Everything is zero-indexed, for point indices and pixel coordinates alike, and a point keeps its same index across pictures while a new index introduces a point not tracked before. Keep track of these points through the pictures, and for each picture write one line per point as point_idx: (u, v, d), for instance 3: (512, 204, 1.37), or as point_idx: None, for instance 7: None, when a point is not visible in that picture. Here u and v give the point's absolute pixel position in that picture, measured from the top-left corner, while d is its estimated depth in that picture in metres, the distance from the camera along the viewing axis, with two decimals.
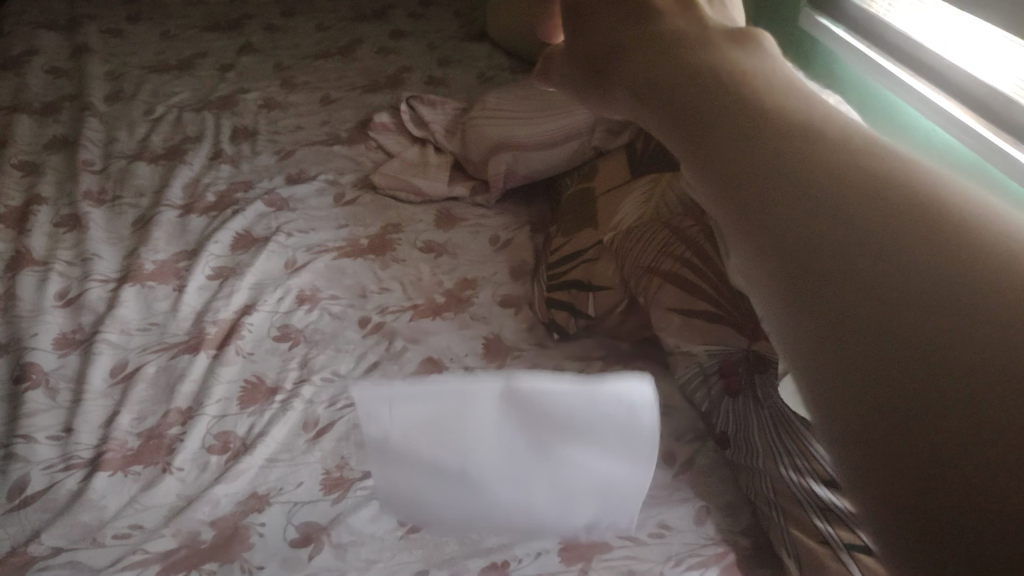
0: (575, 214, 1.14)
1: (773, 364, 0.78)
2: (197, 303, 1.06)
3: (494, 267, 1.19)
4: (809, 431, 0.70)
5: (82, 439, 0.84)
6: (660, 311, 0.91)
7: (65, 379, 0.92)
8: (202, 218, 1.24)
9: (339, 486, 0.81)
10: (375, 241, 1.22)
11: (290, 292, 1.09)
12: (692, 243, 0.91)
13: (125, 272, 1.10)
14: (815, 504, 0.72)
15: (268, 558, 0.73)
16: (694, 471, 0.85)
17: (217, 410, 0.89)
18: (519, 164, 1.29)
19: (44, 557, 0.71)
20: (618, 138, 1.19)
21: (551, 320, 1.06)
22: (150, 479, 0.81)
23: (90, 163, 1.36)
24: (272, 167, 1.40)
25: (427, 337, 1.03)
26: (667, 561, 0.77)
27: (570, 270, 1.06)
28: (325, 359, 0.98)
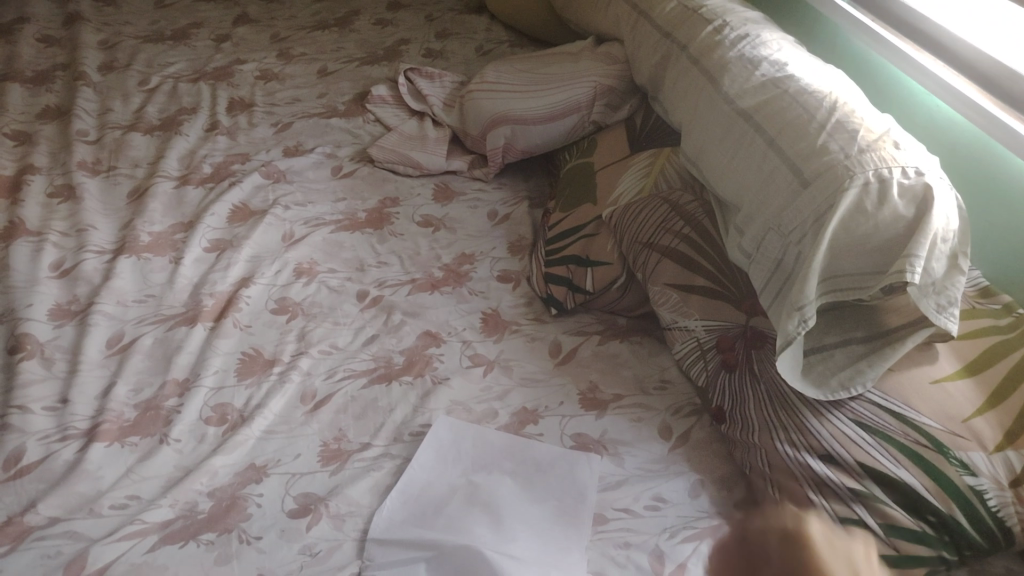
0: (574, 188, 1.13)
1: (770, 338, 0.82)
2: (194, 275, 1.05)
3: (493, 242, 1.18)
4: (808, 409, 0.76)
5: (79, 410, 0.84)
6: (659, 287, 0.93)
7: (60, 350, 0.92)
8: (199, 190, 1.23)
9: (338, 457, 0.82)
10: (373, 215, 1.22)
11: (287, 266, 1.09)
12: (693, 220, 0.94)
13: (121, 243, 1.09)
14: (811, 479, 0.73)
15: (266, 529, 0.73)
16: (691, 445, 0.86)
17: (215, 382, 0.89)
18: (518, 138, 1.28)
19: (41, 527, 0.71)
20: (617, 112, 1.22)
21: (548, 296, 1.05)
22: (147, 450, 0.80)
23: (85, 133, 1.35)
24: (269, 140, 1.38)
25: (425, 310, 1.03)
26: (663, 533, 0.76)
27: (569, 245, 1.05)
28: (323, 331, 0.98)
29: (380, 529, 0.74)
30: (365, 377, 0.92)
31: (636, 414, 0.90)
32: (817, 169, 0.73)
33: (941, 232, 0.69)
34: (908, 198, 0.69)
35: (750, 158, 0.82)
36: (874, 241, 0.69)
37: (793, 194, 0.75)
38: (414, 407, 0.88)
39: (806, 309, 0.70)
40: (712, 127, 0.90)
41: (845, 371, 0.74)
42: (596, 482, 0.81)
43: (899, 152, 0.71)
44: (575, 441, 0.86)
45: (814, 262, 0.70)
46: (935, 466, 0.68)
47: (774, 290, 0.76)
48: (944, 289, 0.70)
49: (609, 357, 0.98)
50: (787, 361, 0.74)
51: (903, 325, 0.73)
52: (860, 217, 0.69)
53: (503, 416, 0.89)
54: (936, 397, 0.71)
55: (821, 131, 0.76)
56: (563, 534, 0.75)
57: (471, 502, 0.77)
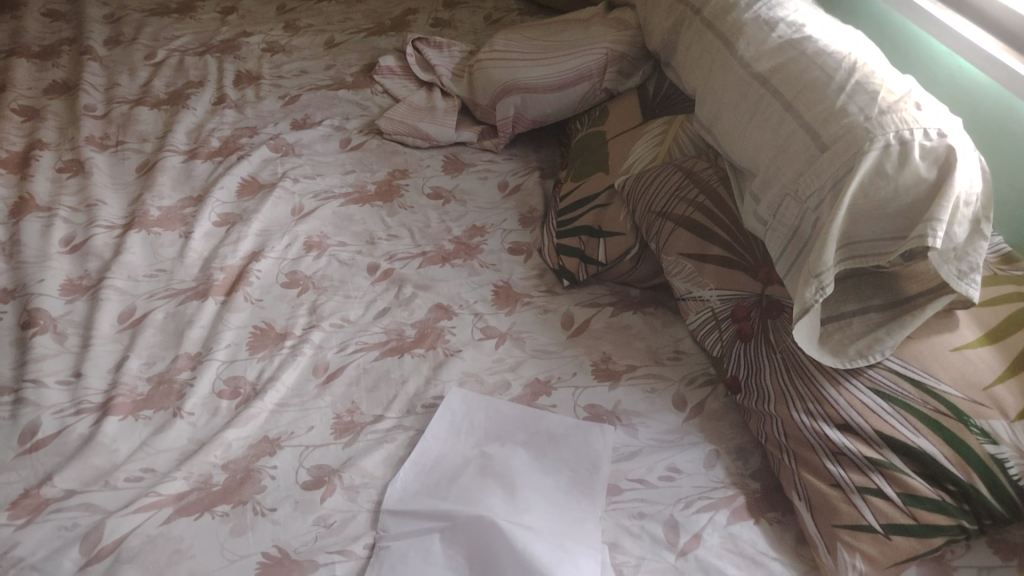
0: (586, 158, 1.11)
1: (787, 308, 0.81)
2: (204, 249, 1.05)
3: (503, 214, 1.17)
4: (826, 377, 0.74)
5: (92, 384, 0.84)
6: (673, 257, 0.92)
7: (73, 325, 0.92)
8: (207, 163, 1.22)
9: (351, 429, 0.82)
10: (382, 187, 1.21)
11: (297, 239, 1.08)
12: (706, 187, 0.93)
13: (130, 217, 1.09)
14: (828, 449, 0.72)
15: (281, 500, 0.74)
16: (705, 415, 0.86)
17: (227, 355, 0.89)
18: (528, 107, 1.26)
19: (57, 499, 0.72)
20: (629, 79, 1.20)
21: (560, 268, 1.04)
22: (161, 423, 0.80)
23: (92, 108, 1.34)
24: (277, 113, 1.37)
25: (435, 284, 1.02)
26: (677, 503, 0.76)
27: (581, 215, 1.04)
28: (334, 305, 0.98)
29: (394, 500, 0.74)
30: (377, 350, 0.91)
31: (650, 384, 0.89)
32: (835, 133, 0.72)
33: (963, 197, 0.67)
34: (930, 161, 0.67)
35: (766, 122, 0.80)
36: (895, 205, 0.68)
37: (810, 159, 0.73)
38: (427, 379, 0.88)
39: (823, 276, 0.69)
40: (726, 93, 0.88)
41: (864, 339, 0.73)
42: (610, 453, 0.80)
43: (920, 113, 0.69)
44: (588, 412, 0.86)
45: (832, 227, 0.68)
46: (955, 435, 0.67)
47: (791, 257, 0.75)
48: (965, 255, 0.68)
49: (622, 328, 0.97)
50: (805, 330, 0.72)
51: (923, 292, 0.71)
52: (881, 181, 0.68)
53: (516, 387, 0.88)
54: (957, 364, 0.70)
55: (840, 93, 0.74)
56: (578, 504, 0.75)
57: (484, 473, 0.76)
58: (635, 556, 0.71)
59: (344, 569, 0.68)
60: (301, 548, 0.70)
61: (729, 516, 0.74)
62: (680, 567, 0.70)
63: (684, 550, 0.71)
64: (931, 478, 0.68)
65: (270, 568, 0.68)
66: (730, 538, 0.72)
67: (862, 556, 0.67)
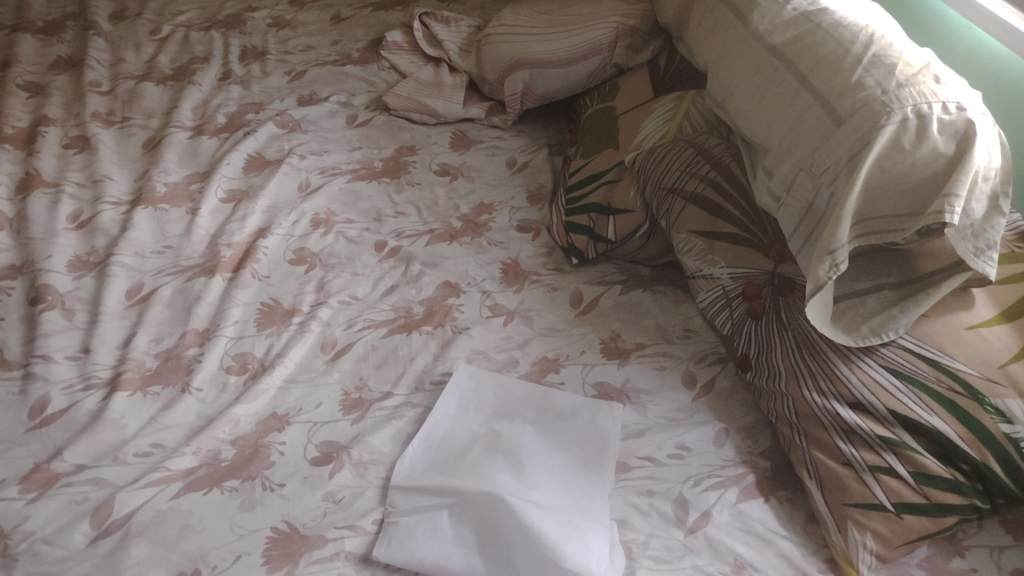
0: (595, 134, 1.10)
1: (799, 285, 0.80)
2: (211, 226, 1.05)
3: (512, 191, 1.16)
4: (838, 355, 0.73)
5: (101, 360, 0.84)
6: (683, 235, 0.91)
7: (80, 301, 0.91)
8: (214, 139, 1.21)
9: (359, 406, 0.82)
10: (389, 163, 1.20)
11: (304, 216, 1.07)
12: (718, 163, 0.91)
13: (137, 193, 1.08)
14: (839, 427, 0.72)
15: (290, 476, 0.74)
16: (715, 394, 0.85)
17: (235, 332, 0.89)
18: (536, 83, 1.24)
19: (67, 474, 0.72)
20: (640, 55, 1.18)
21: (569, 246, 1.03)
22: (169, 399, 0.80)
23: (97, 84, 1.33)
24: (283, 89, 1.36)
25: (443, 261, 1.02)
26: (687, 481, 0.75)
27: (590, 192, 1.03)
28: (342, 282, 0.97)
29: (402, 477, 0.74)
30: (385, 327, 0.91)
31: (659, 362, 0.89)
32: (851, 107, 0.70)
33: (983, 170, 0.66)
34: (949, 135, 0.66)
35: (781, 96, 0.79)
36: (912, 181, 0.66)
37: (825, 133, 0.72)
38: (435, 356, 0.88)
39: (838, 253, 0.68)
40: (740, 67, 0.86)
41: (877, 317, 0.72)
42: (619, 431, 0.80)
43: (940, 86, 0.68)
44: (597, 390, 0.85)
45: (847, 203, 0.67)
46: (969, 414, 0.67)
47: (804, 234, 0.74)
48: (983, 232, 0.67)
49: (631, 306, 0.96)
50: (818, 307, 0.71)
51: (939, 270, 0.70)
52: (898, 156, 0.66)
53: (524, 365, 0.88)
54: (971, 342, 0.69)
55: (856, 66, 0.72)
56: (586, 482, 0.74)
57: (493, 450, 0.76)
58: (644, 533, 0.71)
59: (353, 544, 0.68)
60: (310, 524, 0.70)
61: (739, 494, 0.74)
62: (689, 545, 0.70)
63: (693, 528, 0.71)
64: (943, 456, 0.68)
65: (280, 543, 0.68)
66: (739, 516, 0.72)
67: (873, 534, 0.67)
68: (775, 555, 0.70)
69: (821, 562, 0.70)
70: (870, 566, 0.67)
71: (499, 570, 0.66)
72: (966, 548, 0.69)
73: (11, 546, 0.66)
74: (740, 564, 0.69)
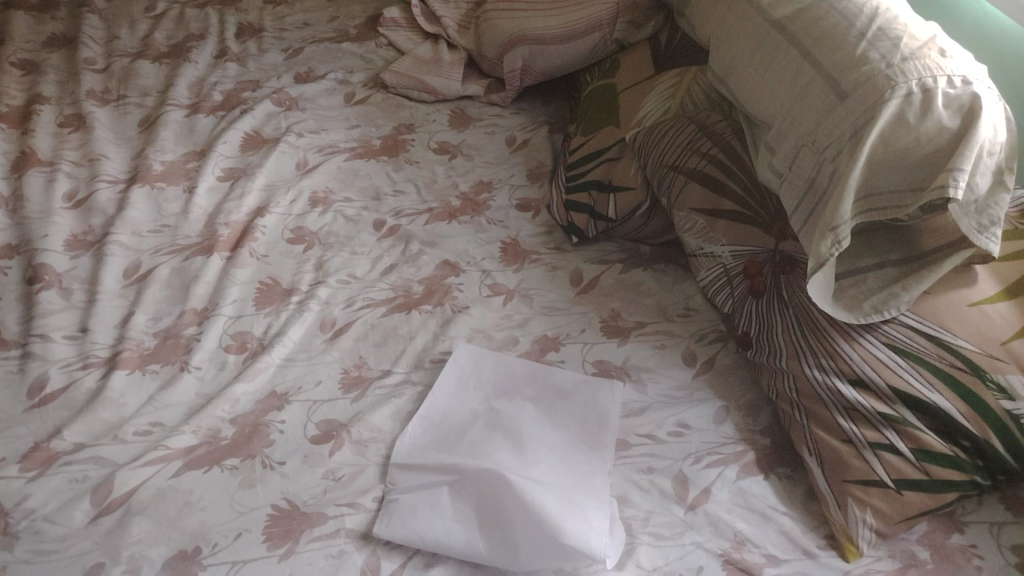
0: (595, 111, 1.09)
1: (801, 263, 0.80)
2: (209, 205, 1.04)
3: (511, 169, 1.15)
4: (840, 332, 0.73)
5: (99, 339, 0.84)
6: (684, 212, 0.91)
7: (78, 280, 0.91)
8: (210, 118, 1.20)
9: (359, 384, 0.82)
10: (388, 142, 1.19)
11: (302, 194, 1.06)
12: (720, 139, 0.90)
13: (134, 172, 1.08)
14: (840, 404, 0.72)
15: (290, 454, 0.74)
16: (715, 371, 0.85)
17: (233, 311, 0.89)
18: (537, 59, 1.23)
19: (67, 452, 0.72)
20: (641, 30, 1.16)
21: (569, 224, 1.02)
22: (169, 378, 0.80)
23: (92, 61, 1.31)
24: (279, 66, 1.34)
25: (443, 240, 1.01)
26: (686, 458, 0.75)
27: (590, 170, 1.02)
28: (341, 261, 0.97)
29: (402, 454, 0.74)
30: (384, 306, 0.91)
31: (659, 341, 0.88)
32: (855, 81, 0.69)
33: (988, 144, 0.65)
34: (954, 109, 0.65)
35: (784, 71, 0.78)
36: (916, 156, 0.66)
37: (829, 108, 0.71)
38: (435, 335, 0.88)
39: (840, 229, 0.67)
40: (743, 41, 0.85)
41: (879, 293, 0.71)
42: (619, 408, 0.80)
43: (946, 60, 0.67)
44: (597, 368, 0.85)
45: (850, 179, 0.67)
46: (970, 391, 0.66)
47: (806, 211, 0.73)
48: (987, 209, 0.66)
49: (631, 285, 0.96)
50: (820, 284, 0.71)
51: (941, 246, 0.70)
52: (902, 130, 0.66)
53: (524, 343, 0.88)
54: (973, 319, 0.69)
55: (862, 39, 0.71)
56: (586, 458, 0.74)
57: (493, 428, 0.76)
58: (644, 509, 0.71)
59: (353, 522, 0.68)
60: (311, 501, 0.70)
61: (739, 471, 0.74)
62: (689, 521, 0.70)
63: (693, 504, 0.71)
64: (944, 433, 0.68)
65: (280, 521, 0.68)
66: (739, 493, 0.72)
67: (873, 511, 0.67)
68: (775, 531, 0.70)
69: (821, 538, 0.70)
70: (869, 542, 0.68)
71: (500, 546, 0.66)
72: (965, 523, 0.70)
73: (12, 524, 0.66)
74: (739, 541, 0.69)
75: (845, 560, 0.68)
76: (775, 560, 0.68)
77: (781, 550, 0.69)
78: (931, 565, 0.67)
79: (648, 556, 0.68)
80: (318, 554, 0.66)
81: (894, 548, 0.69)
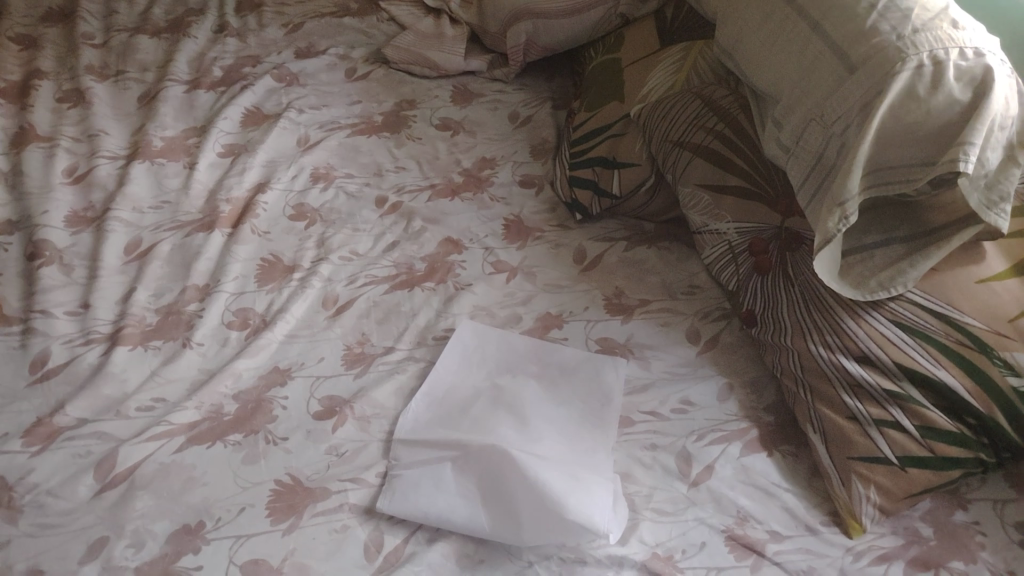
0: (599, 86, 1.08)
1: (807, 239, 0.79)
2: (209, 181, 1.03)
3: (514, 146, 1.14)
4: (846, 308, 0.72)
5: (100, 315, 0.83)
6: (689, 188, 0.90)
7: (79, 256, 0.90)
8: (210, 93, 1.19)
9: (361, 360, 0.81)
10: (389, 118, 1.17)
11: (304, 170, 1.06)
12: (725, 115, 0.89)
13: (134, 148, 1.07)
14: (844, 380, 0.71)
15: (293, 430, 0.73)
16: (719, 349, 0.84)
17: (235, 288, 0.88)
18: (540, 34, 1.21)
19: (70, 427, 0.72)
20: (646, 4, 1.14)
21: (573, 201, 1.01)
22: (171, 354, 0.80)
23: (90, 36, 1.30)
24: (280, 41, 1.33)
25: (445, 217, 1.00)
26: (690, 435, 0.75)
27: (594, 146, 1.01)
28: (343, 237, 0.96)
29: (405, 430, 0.73)
30: (386, 284, 0.90)
31: (663, 318, 0.88)
32: (865, 53, 0.68)
33: (999, 118, 0.64)
34: (966, 82, 0.64)
35: (792, 43, 0.76)
36: (926, 129, 0.65)
37: (838, 82, 0.70)
38: (438, 312, 0.87)
39: (848, 205, 0.66)
40: (750, 13, 0.84)
41: (886, 270, 0.71)
42: (622, 385, 0.79)
43: (959, 32, 0.66)
44: (600, 345, 0.85)
45: (859, 153, 0.66)
46: (977, 367, 0.66)
47: (813, 186, 0.72)
48: (997, 184, 0.65)
49: (636, 263, 0.95)
50: (826, 260, 0.70)
51: (949, 223, 0.69)
52: (913, 104, 0.64)
53: (527, 321, 0.87)
54: (981, 297, 0.68)
55: (872, 10, 0.69)
56: (589, 435, 0.74)
57: (496, 404, 0.76)
58: (647, 486, 0.71)
59: (356, 497, 0.68)
60: (314, 476, 0.70)
61: (742, 448, 0.74)
62: (692, 498, 0.70)
63: (696, 481, 0.71)
64: (949, 410, 0.67)
65: (283, 496, 0.68)
66: (742, 470, 0.72)
67: (877, 488, 0.67)
68: (778, 507, 0.70)
69: (824, 515, 0.70)
70: (873, 519, 0.68)
71: (503, 521, 0.66)
72: (969, 501, 0.70)
73: (17, 498, 0.66)
74: (743, 517, 0.69)
75: (849, 536, 0.68)
76: (778, 536, 0.68)
77: (784, 526, 0.69)
78: (934, 542, 0.67)
79: (651, 532, 0.68)
80: (321, 528, 0.66)
81: (898, 525, 0.69)
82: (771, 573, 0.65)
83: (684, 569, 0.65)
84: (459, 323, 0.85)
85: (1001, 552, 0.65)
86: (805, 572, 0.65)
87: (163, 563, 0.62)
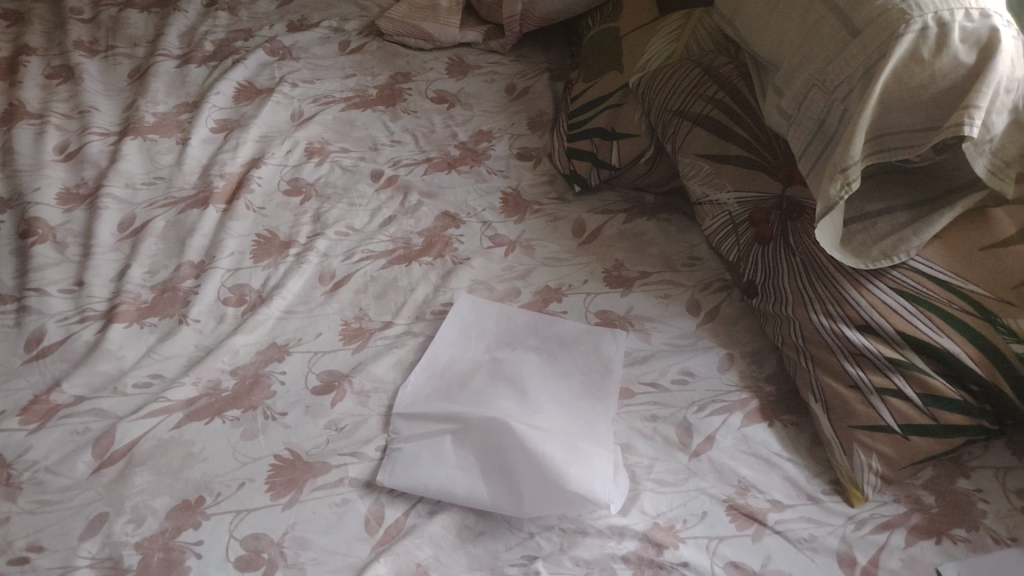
0: (597, 56, 1.06)
1: (808, 208, 0.78)
2: (202, 157, 1.02)
3: (511, 118, 1.12)
4: (849, 277, 0.71)
5: (95, 292, 0.82)
6: (689, 159, 0.89)
7: (72, 234, 0.89)
8: (202, 68, 1.17)
9: (359, 335, 0.81)
10: (385, 91, 1.16)
11: (298, 145, 1.04)
12: (726, 83, 0.88)
13: (125, 124, 1.05)
14: (846, 350, 0.70)
15: (291, 405, 0.73)
16: (719, 320, 0.84)
17: (231, 264, 0.87)
18: (536, 5, 1.20)
19: (67, 405, 0.72)
20: None
21: (571, 172, 1.00)
22: (167, 331, 0.79)
23: (78, 10, 1.28)
24: (272, 14, 1.31)
25: (442, 191, 0.99)
26: (690, 406, 0.75)
27: (592, 117, 0.99)
28: (339, 213, 0.95)
29: (405, 404, 0.73)
30: (384, 259, 0.89)
31: (663, 290, 0.87)
32: (869, 16, 0.66)
33: (1005, 81, 0.62)
34: (971, 44, 0.63)
35: (795, 8, 0.75)
36: (930, 93, 0.63)
37: (840, 46, 0.68)
38: (435, 287, 0.86)
39: (850, 170, 0.65)
40: None
41: (889, 238, 0.70)
42: (622, 357, 0.79)
43: None
44: (600, 318, 0.84)
45: (862, 118, 0.65)
46: (979, 334, 0.66)
47: (815, 153, 0.71)
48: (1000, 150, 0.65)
49: (635, 235, 0.94)
50: (828, 228, 0.69)
51: (953, 192, 0.69)
52: (916, 67, 0.63)
53: (526, 294, 0.86)
54: (985, 265, 0.68)
55: None
56: (590, 407, 0.74)
57: (496, 377, 0.75)
58: (648, 457, 0.71)
59: (356, 471, 0.68)
60: (313, 451, 0.69)
61: (743, 418, 0.73)
62: (693, 468, 0.70)
63: (697, 452, 0.71)
64: (952, 378, 0.67)
65: (283, 470, 0.68)
66: (743, 441, 0.72)
67: (878, 456, 0.67)
68: (779, 477, 0.70)
69: (826, 484, 0.70)
70: (874, 487, 0.67)
71: (503, 494, 0.65)
72: (971, 469, 0.70)
73: (14, 476, 0.66)
74: (744, 487, 0.69)
75: (850, 505, 0.68)
76: (779, 505, 0.68)
77: (785, 495, 0.69)
78: (936, 510, 0.67)
79: (652, 502, 0.68)
80: (321, 503, 0.66)
81: (900, 493, 0.69)
82: (773, 542, 0.65)
83: (685, 539, 0.65)
84: (462, 296, 0.84)
85: (1003, 519, 0.65)
86: (807, 540, 0.65)
87: (163, 538, 0.62)
